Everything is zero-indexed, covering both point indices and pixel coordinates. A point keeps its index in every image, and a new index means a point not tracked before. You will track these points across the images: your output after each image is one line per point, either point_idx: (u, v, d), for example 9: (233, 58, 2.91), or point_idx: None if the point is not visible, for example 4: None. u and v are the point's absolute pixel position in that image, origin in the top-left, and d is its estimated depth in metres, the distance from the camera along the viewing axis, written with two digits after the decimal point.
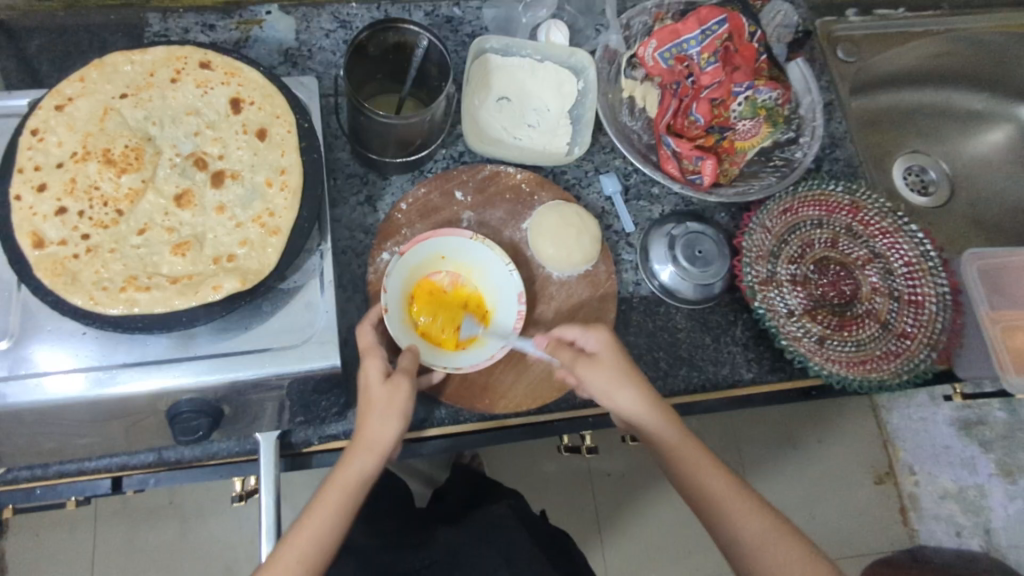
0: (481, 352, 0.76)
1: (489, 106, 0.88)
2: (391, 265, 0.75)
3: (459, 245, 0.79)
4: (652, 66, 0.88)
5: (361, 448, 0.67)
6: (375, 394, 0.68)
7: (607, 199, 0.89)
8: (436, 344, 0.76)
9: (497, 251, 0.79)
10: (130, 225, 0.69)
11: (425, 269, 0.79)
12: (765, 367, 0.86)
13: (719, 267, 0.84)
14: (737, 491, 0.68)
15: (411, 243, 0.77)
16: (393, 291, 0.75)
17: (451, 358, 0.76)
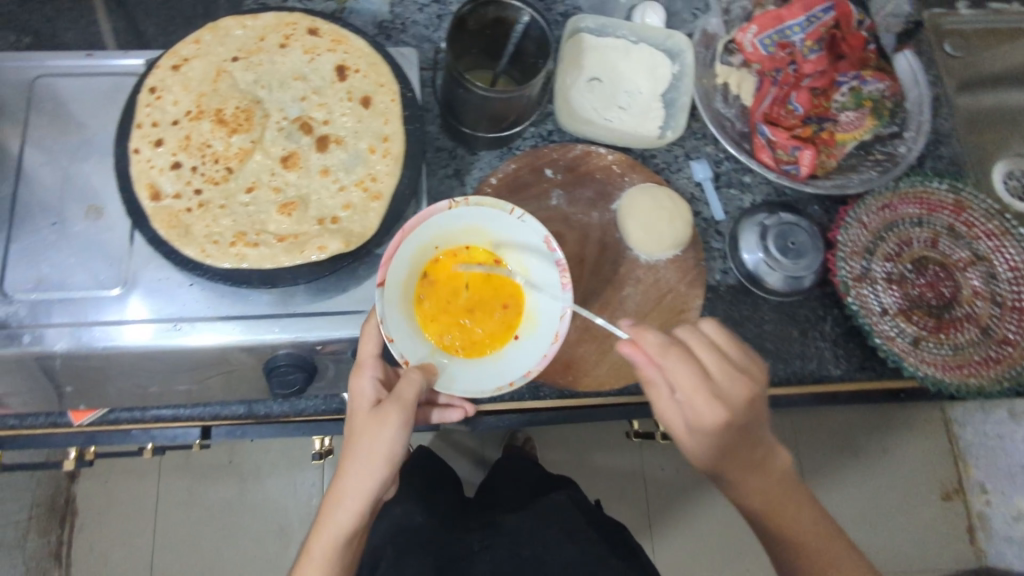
0: (541, 339, 0.69)
1: (580, 86, 0.87)
2: (379, 309, 0.65)
3: (442, 226, 0.71)
4: (750, 52, 0.84)
5: (344, 480, 0.62)
6: (361, 427, 0.62)
7: (696, 184, 0.88)
8: (487, 357, 0.70)
9: (491, 206, 0.71)
10: (238, 183, 0.71)
11: (414, 271, 0.70)
12: (853, 364, 0.84)
13: (812, 260, 0.82)
14: (829, 540, 0.71)
15: (383, 264, 0.66)
16: (399, 334, 0.66)
17: (511, 363, 0.69)
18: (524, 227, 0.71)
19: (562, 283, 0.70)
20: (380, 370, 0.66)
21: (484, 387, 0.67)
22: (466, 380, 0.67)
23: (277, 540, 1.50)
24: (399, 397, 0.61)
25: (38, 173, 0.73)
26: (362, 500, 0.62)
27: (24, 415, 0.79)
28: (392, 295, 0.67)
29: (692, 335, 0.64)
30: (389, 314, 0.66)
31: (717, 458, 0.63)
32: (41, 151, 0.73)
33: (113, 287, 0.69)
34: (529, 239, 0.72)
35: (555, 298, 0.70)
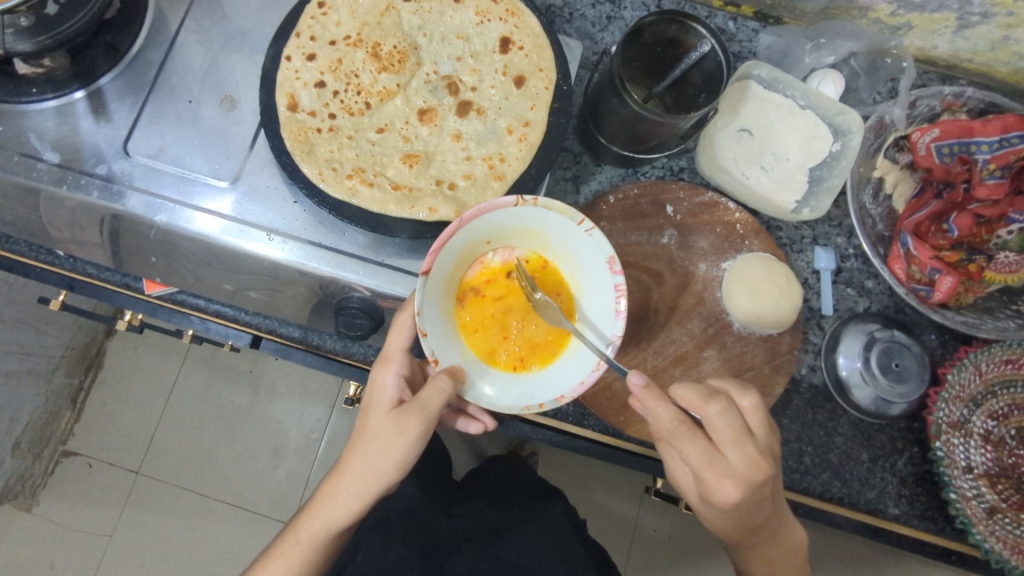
0: (582, 366, 0.64)
1: (728, 133, 0.83)
2: (417, 299, 0.60)
3: (502, 222, 0.64)
4: (922, 155, 0.81)
5: (353, 474, 0.63)
6: (380, 424, 0.63)
7: (813, 272, 0.84)
8: (525, 371, 0.66)
9: (559, 211, 0.63)
10: (372, 121, 0.70)
11: (461, 260, 0.65)
12: (915, 510, 0.78)
13: (911, 389, 0.76)
14: None
15: (430, 253, 0.61)
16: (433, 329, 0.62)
17: (549, 382, 0.64)
18: (588, 241, 0.65)
19: (618, 311, 0.64)
20: (403, 367, 0.66)
21: (512, 405, 0.62)
22: (495, 393, 0.63)
23: (270, 460, 1.53)
24: (422, 409, 0.60)
25: (191, 48, 0.73)
26: (368, 492, 0.63)
27: (104, 268, 0.81)
28: (434, 286, 0.62)
29: (719, 413, 0.57)
30: (427, 306, 0.61)
31: (724, 525, 0.63)
32: (200, 27, 0.74)
33: (224, 180, 0.70)
34: (591, 256, 0.65)
35: (606, 323, 0.65)
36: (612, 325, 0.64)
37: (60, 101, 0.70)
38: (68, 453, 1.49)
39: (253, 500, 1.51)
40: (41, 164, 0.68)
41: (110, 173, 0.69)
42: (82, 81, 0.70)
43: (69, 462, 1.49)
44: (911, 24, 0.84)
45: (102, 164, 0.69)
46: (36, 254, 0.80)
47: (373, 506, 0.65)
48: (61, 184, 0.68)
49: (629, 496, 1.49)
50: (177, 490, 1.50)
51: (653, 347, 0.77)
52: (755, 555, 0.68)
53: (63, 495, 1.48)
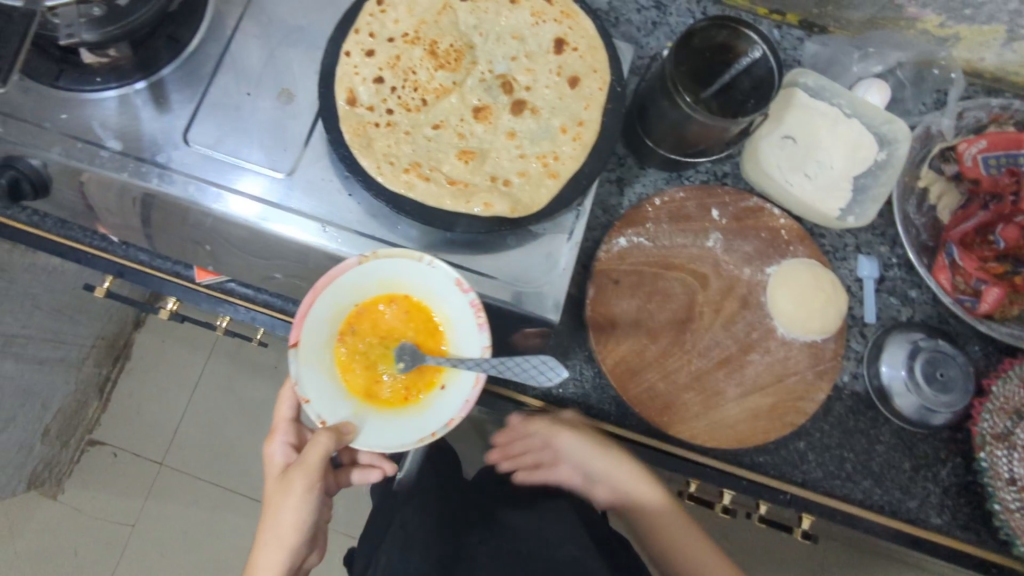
0: (465, 388, 0.62)
1: (772, 140, 0.83)
2: (292, 370, 0.60)
3: (357, 285, 0.63)
4: (969, 166, 0.82)
5: (266, 545, 0.64)
6: (271, 489, 0.67)
7: (856, 280, 0.84)
8: (408, 409, 0.62)
9: (399, 255, 0.63)
10: (428, 117, 0.71)
11: (336, 327, 0.63)
12: (957, 521, 0.78)
13: (956, 399, 0.76)
14: None
15: (294, 324, 0.61)
16: (315, 394, 0.60)
17: (433, 414, 0.62)
18: (436, 272, 0.64)
19: (481, 324, 0.63)
20: (292, 434, 0.72)
21: (404, 442, 0.60)
22: (385, 435, 0.60)
23: None
24: (303, 466, 0.62)
25: (250, 43, 0.75)
26: (281, 557, 0.64)
27: (156, 255, 0.83)
28: (309, 355, 0.61)
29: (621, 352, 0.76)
30: (304, 374, 0.60)
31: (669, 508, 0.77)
32: (259, 22, 0.75)
33: (281, 171, 0.71)
34: (439, 284, 0.64)
35: (473, 339, 0.64)
36: (479, 339, 0.64)
37: (122, 90, 0.72)
38: (93, 442, 1.51)
39: None
40: (103, 152, 0.70)
41: (169, 162, 0.71)
42: (144, 72, 0.72)
43: (94, 451, 1.51)
44: (959, 35, 0.85)
45: (162, 153, 0.71)
46: (88, 240, 0.82)
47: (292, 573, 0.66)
48: (122, 171, 0.70)
49: None
50: (199, 482, 1.51)
51: (697, 350, 0.77)
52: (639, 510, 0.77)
53: (87, 484, 1.49)
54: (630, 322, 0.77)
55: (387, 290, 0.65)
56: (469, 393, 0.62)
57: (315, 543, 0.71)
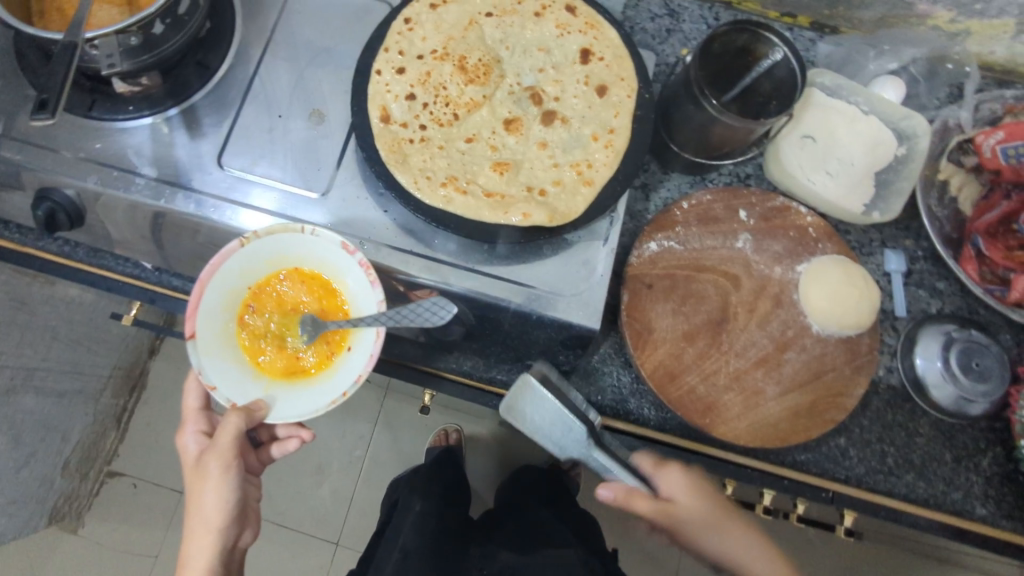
0: (367, 344, 0.64)
1: (792, 140, 0.84)
2: (193, 362, 0.60)
3: (245, 269, 0.64)
4: (988, 158, 0.83)
5: (195, 530, 0.66)
6: (189, 477, 0.69)
7: (884, 275, 0.85)
8: (319, 376, 0.64)
9: (281, 229, 0.64)
10: (461, 130, 0.72)
11: (231, 311, 0.64)
12: (1002, 511, 0.78)
13: (994, 388, 0.76)
14: None
15: (186, 317, 0.61)
16: (221, 380, 0.61)
17: (342, 374, 0.63)
18: (321, 240, 0.65)
19: (372, 280, 0.65)
20: (203, 423, 0.74)
21: (318, 406, 0.62)
22: (301, 405, 0.62)
23: (314, 478, 1.52)
24: (216, 450, 0.64)
25: (278, 67, 0.76)
26: (211, 538, 0.67)
27: (187, 280, 0.82)
28: (210, 346, 0.62)
29: (671, 476, 0.71)
30: (208, 364, 0.61)
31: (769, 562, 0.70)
32: (287, 47, 0.77)
33: (315, 190, 0.72)
34: (328, 251, 0.65)
35: (369, 294, 0.65)
36: (373, 295, 0.65)
37: (156, 117, 0.72)
38: (112, 473, 1.49)
39: (298, 520, 1.50)
40: (138, 179, 0.70)
41: (203, 186, 0.71)
42: (175, 99, 0.72)
43: (113, 482, 1.49)
44: (970, 30, 0.87)
45: (196, 178, 0.71)
46: (122, 268, 0.82)
47: (224, 554, 0.68)
48: (158, 198, 0.69)
49: None
50: None
51: (735, 351, 0.77)
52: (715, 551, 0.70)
53: (108, 517, 1.47)
54: (666, 326, 0.77)
55: (278, 268, 0.66)
56: (372, 347, 0.63)
57: (247, 522, 0.73)
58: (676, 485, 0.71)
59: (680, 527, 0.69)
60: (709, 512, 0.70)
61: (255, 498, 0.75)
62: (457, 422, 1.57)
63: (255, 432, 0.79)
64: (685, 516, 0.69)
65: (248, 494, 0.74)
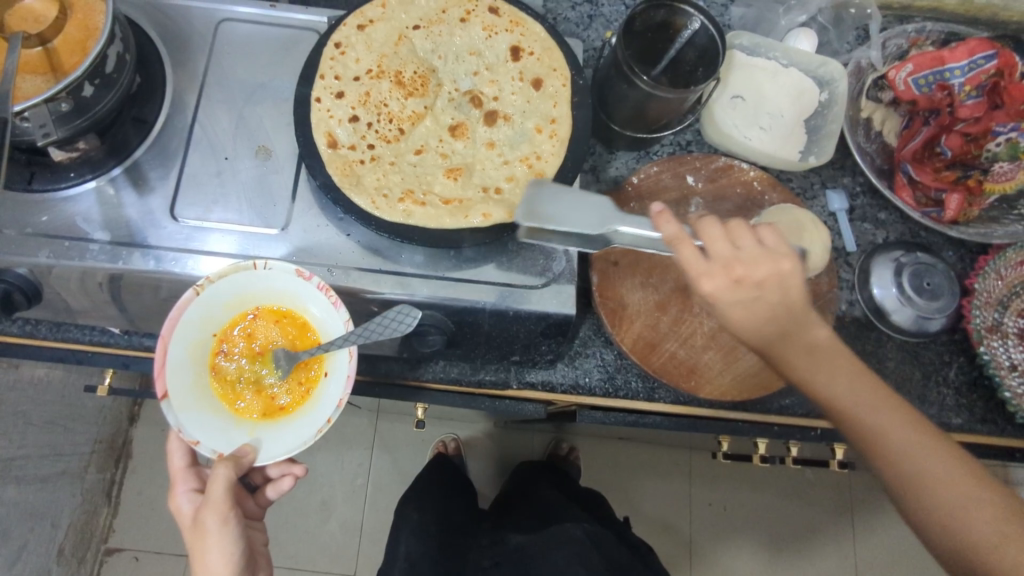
0: (343, 366, 0.64)
1: (724, 103, 0.88)
2: (172, 421, 0.59)
3: (206, 317, 0.64)
4: (902, 91, 0.88)
5: None
6: (188, 537, 0.66)
7: (830, 215, 0.90)
8: (302, 409, 0.64)
9: (233, 270, 0.64)
10: (409, 144, 0.73)
11: (200, 362, 0.63)
12: (975, 415, 0.83)
13: (945, 303, 0.82)
14: (881, 409, 0.59)
15: (156, 377, 0.60)
16: (204, 434, 0.61)
17: (326, 400, 0.63)
18: (278, 272, 0.66)
19: (336, 301, 0.65)
20: (194, 480, 0.72)
21: (305, 437, 0.61)
22: (288, 439, 0.62)
23: (319, 515, 1.50)
24: (210, 503, 0.63)
25: (218, 112, 0.76)
26: None
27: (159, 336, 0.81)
28: (185, 402, 0.61)
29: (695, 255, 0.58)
30: (187, 420, 0.60)
31: (837, 368, 0.60)
32: (223, 91, 0.77)
33: (275, 226, 0.72)
34: (286, 282, 0.66)
35: (335, 316, 0.66)
36: (339, 317, 0.65)
37: (99, 180, 0.72)
38: (110, 551, 1.45)
39: (310, 560, 1.48)
40: (92, 245, 0.69)
41: (159, 240, 0.70)
42: (117, 158, 0.72)
43: (113, 559, 1.45)
44: None
45: (151, 233, 0.70)
46: (89, 337, 0.80)
47: None
48: (116, 260, 0.69)
49: (677, 478, 1.59)
50: None
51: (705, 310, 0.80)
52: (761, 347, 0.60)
53: None
54: (637, 299, 0.80)
55: (239, 310, 0.66)
56: (349, 367, 0.63)
57: (258, 564, 0.71)
58: (707, 268, 0.58)
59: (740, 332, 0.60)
60: (778, 329, 0.59)
61: (260, 543, 0.74)
62: (452, 431, 1.57)
63: (249, 476, 0.77)
64: (765, 328, 0.59)
65: (253, 539, 0.74)
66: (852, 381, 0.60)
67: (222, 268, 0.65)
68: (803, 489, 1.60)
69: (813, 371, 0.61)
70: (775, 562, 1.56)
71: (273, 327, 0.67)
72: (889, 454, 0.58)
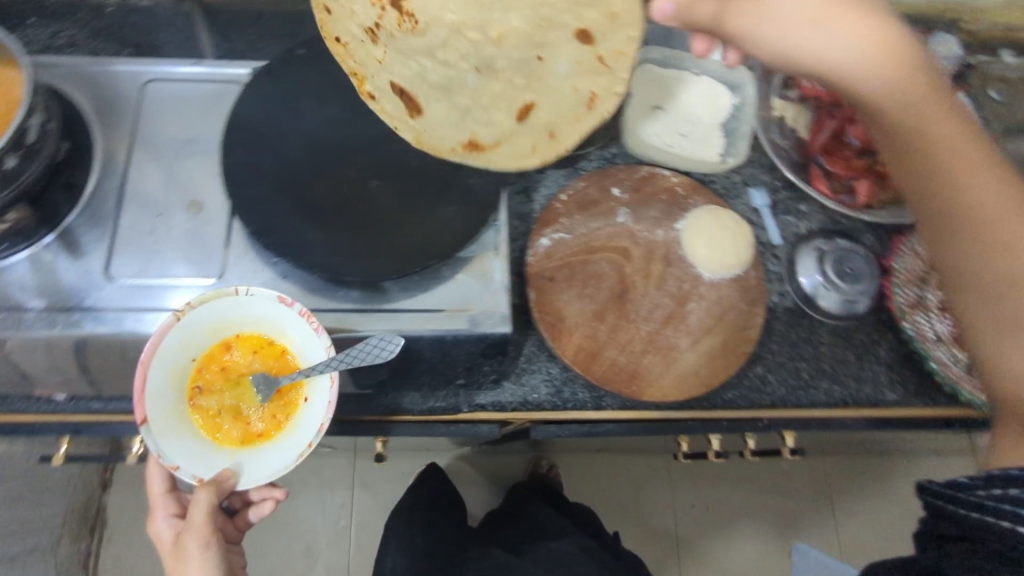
0: (322, 393, 0.66)
1: (642, 114, 0.92)
2: (152, 447, 0.62)
3: (187, 344, 0.67)
4: (807, 88, 0.94)
5: None
6: (167, 564, 0.66)
7: (754, 211, 0.93)
8: (281, 434, 0.66)
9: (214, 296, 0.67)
10: (335, 183, 0.76)
11: (181, 388, 0.66)
12: (909, 391, 0.84)
13: (867, 284, 0.86)
14: (955, 126, 0.60)
15: (136, 402, 0.62)
16: (184, 459, 0.63)
17: (304, 426, 0.66)
18: (256, 299, 0.68)
19: (316, 328, 0.68)
20: (174, 504, 0.72)
21: (286, 463, 0.64)
22: (268, 465, 0.65)
23: (304, 559, 1.50)
24: (191, 529, 0.63)
25: (148, 171, 0.78)
26: None
27: None
28: (164, 428, 0.63)
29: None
30: (166, 446, 0.63)
31: (938, 110, 0.60)
32: (152, 151, 0.79)
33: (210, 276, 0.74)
34: (264, 308, 0.68)
35: (314, 342, 0.68)
36: (318, 342, 0.68)
37: (33, 248, 0.73)
38: None
39: None
40: (29, 313, 0.70)
41: (97, 303, 0.71)
42: (50, 226, 0.74)
43: None
44: None
45: (90, 294, 0.72)
46: None
47: None
48: (53, 325, 0.70)
49: (658, 482, 1.60)
50: None
51: (640, 315, 0.82)
52: (868, 94, 0.60)
53: None
54: (574, 312, 0.82)
55: (219, 336, 0.69)
56: (327, 395, 0.66)
57: None
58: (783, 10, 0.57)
59: (916, 126, 0.60)
60: (869, 65, 0.58)
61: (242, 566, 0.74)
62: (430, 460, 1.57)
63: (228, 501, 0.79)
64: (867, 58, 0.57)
65: (234, 562, 0.74)
66: (924, 100, 0.59)
67: (203, 294, 0.67)
68: (785, 482, 1.63)
69: (924, 127, 0.60)
70: (765, 557, 1.56)
71: (254, 353, 0.70)
72: (949, 194, 0.61)
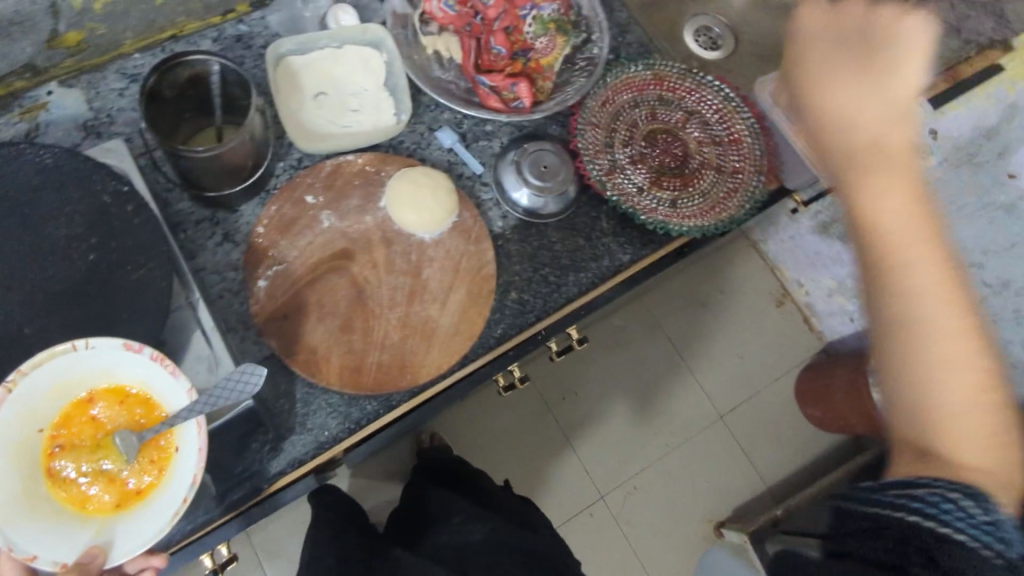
0: (193, 441, 0.63)
1: (308, 105, 0.88)
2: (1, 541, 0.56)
3: (28, 413, 0.60)
4: (442, 16, 0.93)
5: None
6: None
7: (449, 151, 0.94)
8: (157, 490, 0.62)
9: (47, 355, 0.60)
10: None
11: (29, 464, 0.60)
12: (638, 246, 0.93)
13: (566, 172, 0.91)
14: None
15: None
16: (43, 547, 0.58)
17: (180, 477, 0.62)
18: (98, 350, 0.62)
19: (173, 370, 0.63)
20: None
21: (165, 522, 0.60)
22: (145, 527, 0.61)
23: None
24: None
25: None
26: None
27: None
28: (12, 513, 0.57)
29: None
30: (18, 535, 0.57)
31: None
32: None
33: None
34: (111, 357, 0.63)
35: (177, 385, 0.63)
36: (181, 386, 0.63)
37: None
38: None
39: None
40: None
41: None
42: None
43: None
44: None
45: None
46: None
47: None
48: None
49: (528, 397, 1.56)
50: None
51: (384, 305, 0.84)
52: None
53: None
54: (324, 340, 0.81)
55: (67, 396, 0.62)
56: (201, 442, 0.62)
57: None
58: None
59: None
60: None
61: None
62: None
63: None
64: None
65: None
66: None
67: (35, 357, 0.61)
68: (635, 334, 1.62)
69: None
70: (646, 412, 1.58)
71: (112, 407, 0.64)
72: None
